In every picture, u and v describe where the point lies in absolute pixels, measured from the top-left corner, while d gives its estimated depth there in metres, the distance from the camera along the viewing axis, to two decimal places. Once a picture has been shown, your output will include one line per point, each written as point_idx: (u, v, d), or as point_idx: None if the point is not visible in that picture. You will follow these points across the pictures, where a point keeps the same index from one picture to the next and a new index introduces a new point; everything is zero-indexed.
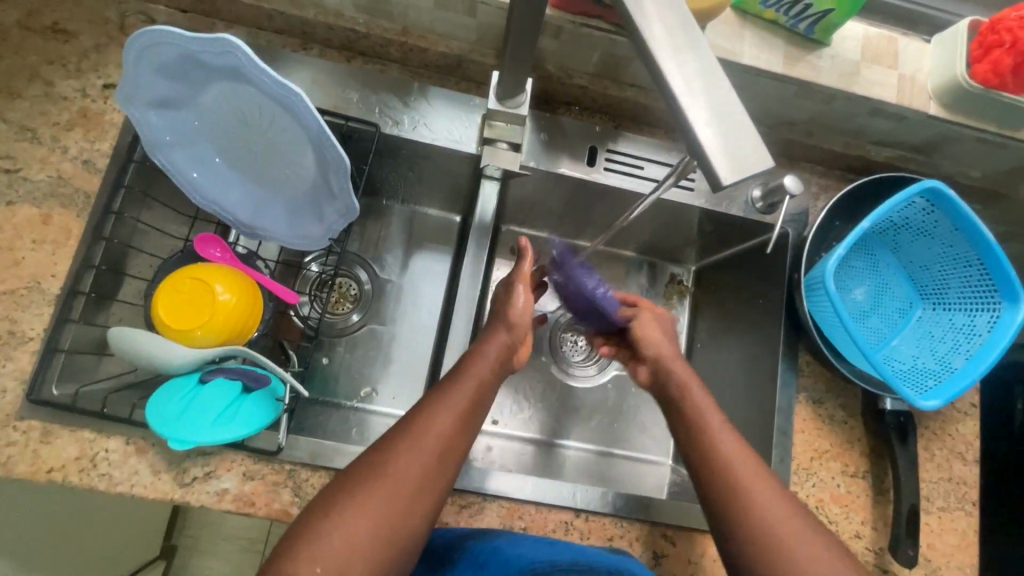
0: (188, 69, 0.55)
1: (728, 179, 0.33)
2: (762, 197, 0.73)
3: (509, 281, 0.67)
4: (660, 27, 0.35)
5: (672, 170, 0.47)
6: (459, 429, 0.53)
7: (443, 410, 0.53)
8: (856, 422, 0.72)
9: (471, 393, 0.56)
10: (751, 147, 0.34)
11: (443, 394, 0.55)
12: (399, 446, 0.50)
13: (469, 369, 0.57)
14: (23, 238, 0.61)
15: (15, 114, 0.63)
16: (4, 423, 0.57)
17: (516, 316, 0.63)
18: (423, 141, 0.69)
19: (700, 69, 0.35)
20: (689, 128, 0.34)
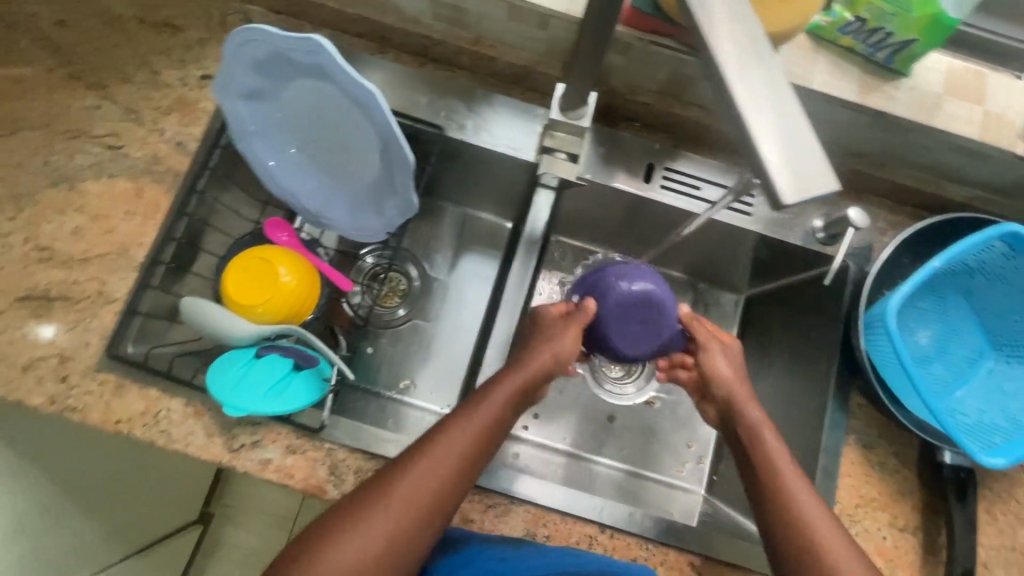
0: (279, 64, 0.60)
1: (790, 197, 0.33)
2: (824, 227, 0.71)
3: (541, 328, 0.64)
4: (731, 44, 0.35)
5: (732, 190, 0.51)
6: (479, 447, 0.53)
7: (467, 428, 0.53)
8: (908, 472, 0.67)
9: (494, 412, 0.55)
10: (812, 168, 0.34)
11: (467, 409, 0.55)
12: (419, 458, 0.51)
13: (500, 388, 0.57)
14: (118, 208, 0.67)
15: (125, 97, 0.70)
16: (86, 373, 0.63)
17: (564, 348, 0.61)
18: (483, 146, 0.71)
19: (770, 86, 0.35)
20: (756, 145, 0.34)
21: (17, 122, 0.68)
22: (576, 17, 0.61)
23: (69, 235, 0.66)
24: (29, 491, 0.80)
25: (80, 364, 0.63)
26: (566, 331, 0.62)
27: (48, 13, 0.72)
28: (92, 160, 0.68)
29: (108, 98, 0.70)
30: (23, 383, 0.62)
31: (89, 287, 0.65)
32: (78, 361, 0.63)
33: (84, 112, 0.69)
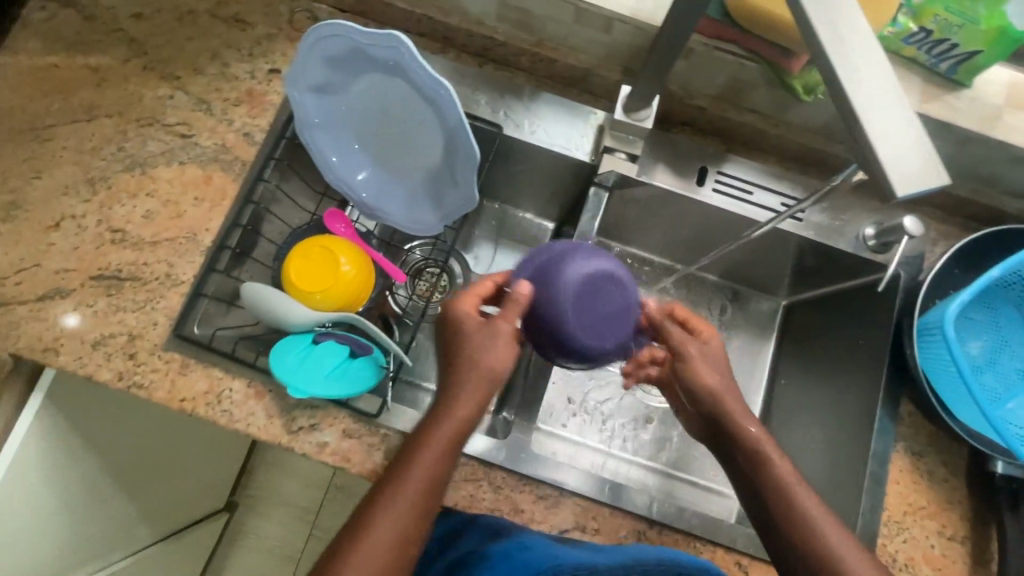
0: (352, 61, 0.63)
1: (902, 193, 0.32)
2: (876, 235, 0.72)
3: (461, 357, 0.53)
4: (845, 37, 0.33)
5: (819, 193, 0.58)
6: (440, 472, 0.50)
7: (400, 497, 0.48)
8: (957, 482, 0.68)
9: (453, 431, 0.51)
10: (922, 162, 0.32)
11: (402, 472, 0.49)
12: (381, 499, 0.48)
13: (437, 437, 0.50)
14: (187, 194, 0.70)
15: (196, 88, 0.73)
16: (152, 351, 0.65)
17: (491, 364, 0.52)
18: (540, 145, 0.73)
19: (885, 84, 0.32)
20: (867, 137, 0.32)
21: (94, 108, 0.71)
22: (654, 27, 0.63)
23: (140, 218, 0.68)
24: (81, 467, 0.82)
25: (148, 342, 0.65)
26: (499, 339, 0.53)
27: (125, 5, 0.74)
28: (164, 147, 0.71)
29: (180, 88, 0.73)
30: (93, 359, 0.64)
31: (158, 269, 0.67)
32: (145, 340, 0.65)
33: (157, 101, 0.72)
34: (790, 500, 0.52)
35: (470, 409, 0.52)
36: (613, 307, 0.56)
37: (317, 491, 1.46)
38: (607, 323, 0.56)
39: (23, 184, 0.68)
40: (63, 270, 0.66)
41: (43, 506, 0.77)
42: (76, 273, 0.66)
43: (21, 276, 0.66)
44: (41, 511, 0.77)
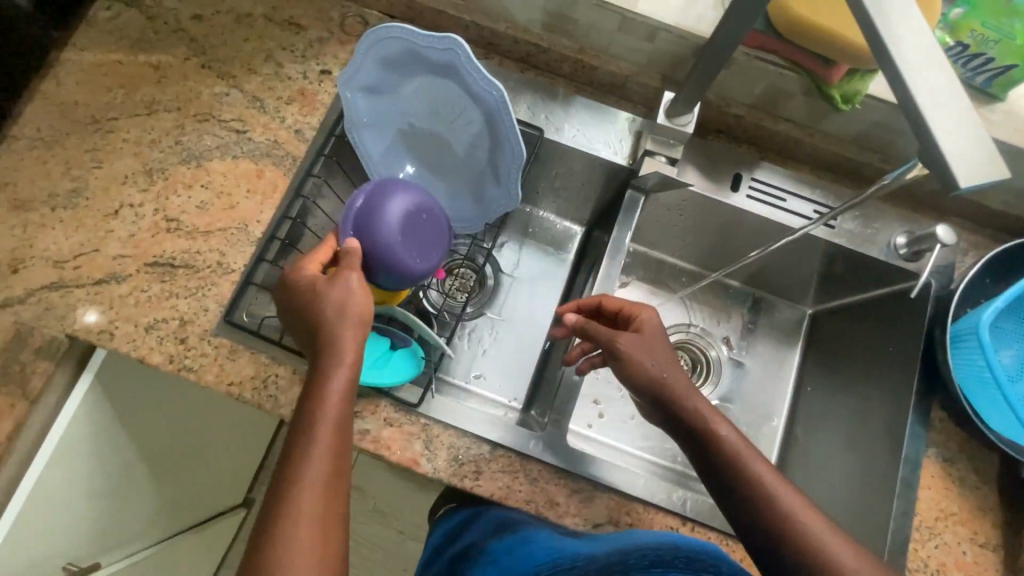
0: (406, 62, 0.66)
1: (965, 185, 0.34)
2: (907, 244, 0.74)
3: (316, 321, 0.55)
4: (910, 35, 0.35)
5: (834, 212, 0.60)
6: (339, 437, 0.52)
7: (307, 461, 0.50)
8: (989, 489, 0.68)
9: (338, 397, 0.52)
10: (983, 155, 0.34)
11: (300, 441, 0.51)
12: (290, 482, 0.49)
13: (319, 414, 0.51)
14: (240, 187, 0.72)
15: (250, 86, 0.76)
16: (202, 336, 0.67)
17: (352, 318, 0.55)
18: (580, 148, 0.75)
19: (945, 83, 0.35)
20: (932, 133, 0.34)
21: (154, 103, 0.74)
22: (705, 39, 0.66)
23: (194, 208, 0.71)
24: (119, 453, 0.85)
25: (198, 328, 0.67)
26: (350, 286, 0.57)
27: (187, 7, 0.78)
28: (219, 142, 0.74)
29: (236, 86, 0.76)
30: (146, 342, 0.66)
31: (210, 257, 0.70)
32: (196, 325, 0.67)
33: (214, 98, 0.75)
34: (789, 525, 0.53)
35: (353, 369, 0.54)
36: (427, 239, 0.65)
37: None
38: (428, 253, 0.65)
39: (85, 173, 0.71)
40: (120, 256, 0.69)
41: (82, 487, 0.79)
42: (133, 259, 0.69)
43: (81, 260, 0.68)
44: (80, 494, 0.80)
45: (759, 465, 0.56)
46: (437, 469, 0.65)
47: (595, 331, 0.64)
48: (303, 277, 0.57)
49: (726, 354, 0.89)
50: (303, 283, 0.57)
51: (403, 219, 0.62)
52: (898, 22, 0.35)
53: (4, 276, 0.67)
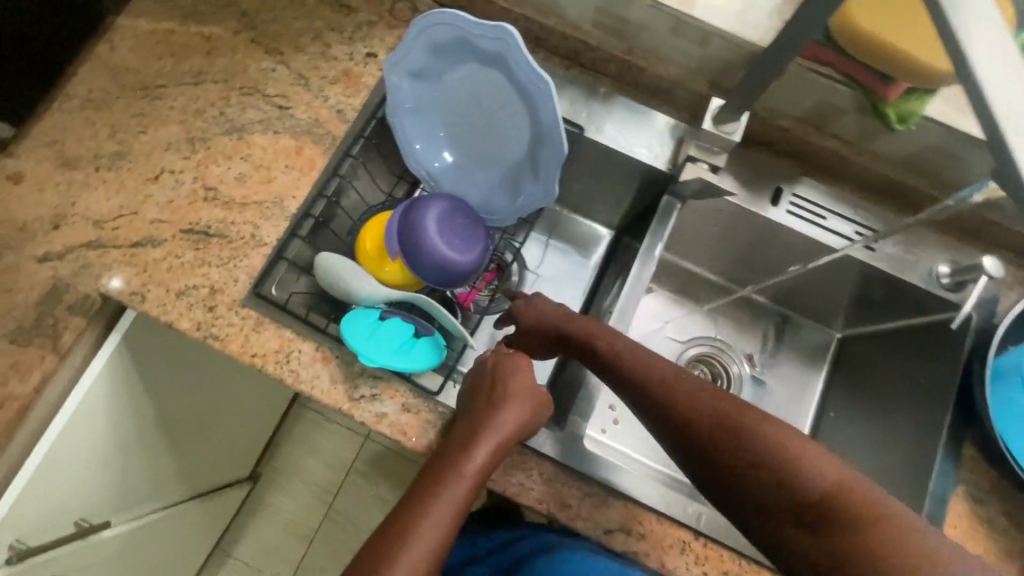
0: (454, 50, 0.66)
1: None
2: (950, 274, 0.71)
3: (494, 395, 0.60)
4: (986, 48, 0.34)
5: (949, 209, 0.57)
6: (478, 481, 0.55)
7: (433, 514, 0.51)
8: (1019, 533, 0.66)
9: (489, 447, 0.56)
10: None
11: (435, 488, 0.53)
12: (419, 506, 0.52)
13: (469, 453, 0.56)
14: (279, 161, 0.73)
15: (297, 64, 0.77)
16: (230, 306, 0.68)
17: (517, 384, 0.61)
18: (618, 149, 0.74)
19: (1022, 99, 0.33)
20: (1010, 151, 0.33)
21: (202, 74, 0.75)
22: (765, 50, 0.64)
23: (233, 179, 0.72)
24: (142, 414, 0.85)
25: (227, 297, 0.68)
26: (522, 365, 0.63)
27: None
28: (262, 116, 0.74)
29: (283, 63, 0.76)
30: (176, 307, 0.67)
31: (244, 230, 0.70)
32: (225, 295, 0.68)
33: (260, 73, 0.76)
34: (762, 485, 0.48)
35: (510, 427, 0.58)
36: (462, 231, 0.70)
37: (337, 473, 1.52)
38: (466, 242, 0.70)
39: (131, 137, 0.72)
40: (158, 220, 0.70)
41: (101, 445, 0.80)
42: (169, 225, 0.70)
43: (119, 222, 0.69)
44: (99, 450, 0.80)
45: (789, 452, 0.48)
46: None
47: (574, 331, 0.62)
48: (504, 357, 0.64)
49: (748, 371, 0.88)
50: (506, 368, 0.63)
51: (439, 221, 0.69)
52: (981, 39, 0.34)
53: (45, 231, 0.68)
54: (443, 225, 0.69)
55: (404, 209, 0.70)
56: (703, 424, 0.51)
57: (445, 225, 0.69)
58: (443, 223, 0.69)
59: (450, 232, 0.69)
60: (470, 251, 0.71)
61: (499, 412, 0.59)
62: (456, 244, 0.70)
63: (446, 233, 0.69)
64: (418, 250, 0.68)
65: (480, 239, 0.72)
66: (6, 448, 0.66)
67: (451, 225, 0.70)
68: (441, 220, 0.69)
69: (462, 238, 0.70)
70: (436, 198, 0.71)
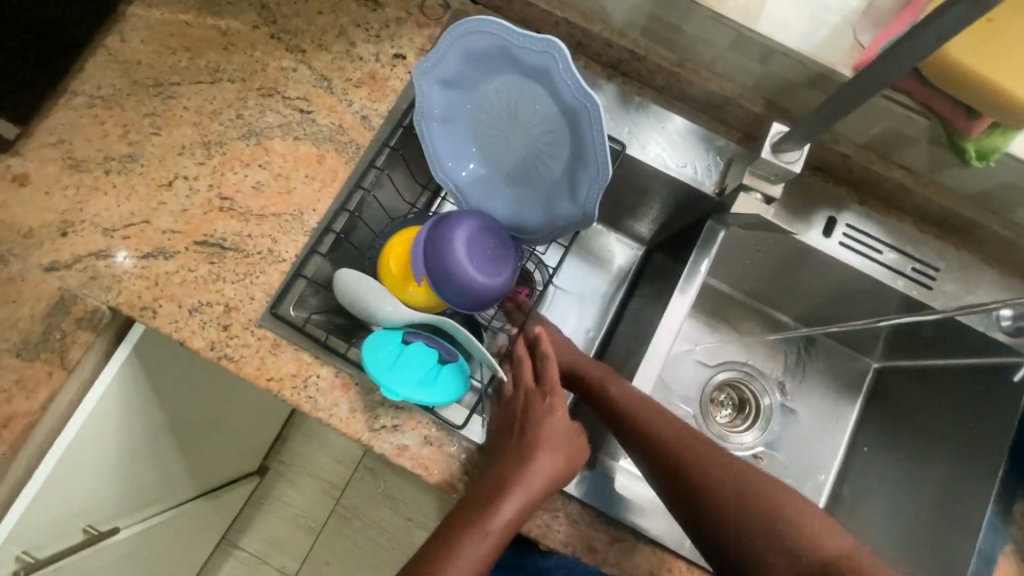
0: (491, 59, 0.61)
1: None
2: (1013, 318, 0.67)
3: (526, 442, 0.58)
4: None
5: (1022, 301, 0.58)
6: (504, 532, 0.52)
7: (459, 570, 0.49)
8: None
9: (520, 495, 0.54)
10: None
11: (461, 539, 0.51)
12: (445, 551, 0.50)
13: (496, 500, 0.53)
14: (299, 170, 0.68)
15: (320, 64, 0.71)
16: (246, 326, 0.64)
17: (552, 429, 0.59)
18: (660, 169, 0.69)
19: None
20: None
21: (218, 72, 0.70)
22: (835, 72, 0.59)
23: (250, 189, 0.68)
24: (152, 422, 0.83)
25: (242, 316, 0.64)
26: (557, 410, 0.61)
27: None
28: (281, 120, 0.70)
29: (304, 62, 0.71)
30: (189, 325, 0.64)
31: (261, 243, 0.66)
32: (241, 313, 0.64)
33: (280, 72, 0.71)
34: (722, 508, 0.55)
35: (542, 475, 0.56)
36: (488, 254, 0.66)
37: (345, 469, 1.51)
38: (493, 265, 0.66)
39: (142, 139, 0.68)
40: (170, 231, 0.66)
41: (111, 454, 0.78)
42: (182, 236, 0.66)
43: (130, 231, 0.65)
44: (108, 459, 0.78)
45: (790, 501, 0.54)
46: None
47: (585, 371, 0.67)
48: (536, 400, 0.62)
49: (779, 400, 0.84)
50: (537, 413, 0.61)
51: (465, 244, 0.65)
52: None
53: (52, 239, 0.65)
54: (468, 247, 0.65)
55: (432, 226, 0.66)
56: (685, 459, 0.58)
57: (470, 246, 0.65)
58: (469, 245, 0.65)
59: (476, 255, 0.65)
60: (497, 274, 0.66)
61: (532, 460, 0.56)
62: (482, 267, 0.65)
63: (472, 255, 0.65)
64: (442, 275, 0.64)
65: (509, 260, 0.68)
66: (13, 464, 0.64)
67: (477, 248, 0.65)
68: (466, 242, 0.65)
69: (488, 260, 0.66)
70: (463, 217, 0.66)
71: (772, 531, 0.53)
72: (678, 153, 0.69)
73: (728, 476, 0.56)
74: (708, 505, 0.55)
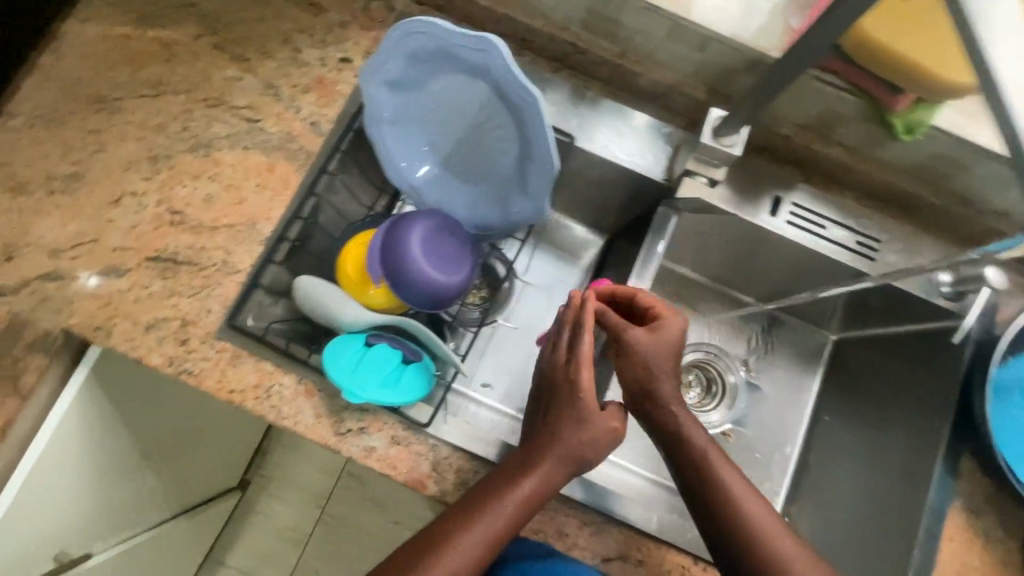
0: (434, 58, 0.61)
1: None
2: (951, 284, 0.69)
3: (553, 426, 0.56)
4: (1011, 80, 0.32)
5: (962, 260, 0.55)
6: (516, 512, 0.53)
7: (467, 544, 0.51)
8: (1014, 545, 0.66)
9: (539, 478, 0.54)
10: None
11: (472, 516, 0.52)
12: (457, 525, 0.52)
13: (514, 483, 0.54)
14: (249, 180, 0.68)
15: (265, 71, 0.71)
16: (204, 339, 0.64)
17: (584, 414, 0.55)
18: (609, 159, 0.70)
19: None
20: None
21: (161, 85, 0.69)
22: (767, 57, 0.61)
23: (200, 201, 0.67)
24: (119, 443, 0.82)
25: (200, 330, 0.64)
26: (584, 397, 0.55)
27: None
28: (229, 130, 0.69)
29: (249, 70, 0.71)
30: (145, 342, 0.63)
31: (215, 255, 0.66)
32: (198, 327, 0.64)
33: (226, 82, 0.70)
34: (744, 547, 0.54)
35: (568, 457, 0.55)
36: (445, 252, 0.66)
37: (329, 477, 1.50)
38: (450, 263, 0.66)
39: (86, 157, 0.67)
40: (121, 248, 0.65)
41: (78, 478, 0.77)
42: (134, 253, 0.65)
43: (79, 251, 0.64)
44: (74, 484, 0.77)
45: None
46: (444, 493, 0.62)
47: (656, 360, 0.58)
48: (564, 383, 0.57)
49: (744, 377, 0.86)
50: (569, 396, 0.56)
51: (420, 244, 0.65)
52: (1003, 71, 0.32)
53: None
54: (423, 247, 0.65)
55: (387, 229, 0.66)
56: (722, 495, 0.55)
57: (426, 246, 0.65)
58: (424, 245, 0.65)
59: (433, 254, 0.65)
60: (456, 271, 0.67)
61: (558, 443, 0.55)
62: (440, 266, 0.66)
63: (428, 255, 0.65)
64: (401, 277, 0.65)
65: (467, 255, 0.68)
66: None
67: (432, 247, 0.66)
68: (420, 242, 0.65)
69: (445, 258, 0.66)
70: (417, 217, 0.66)
71: None
72: (624, 143, 0.71)
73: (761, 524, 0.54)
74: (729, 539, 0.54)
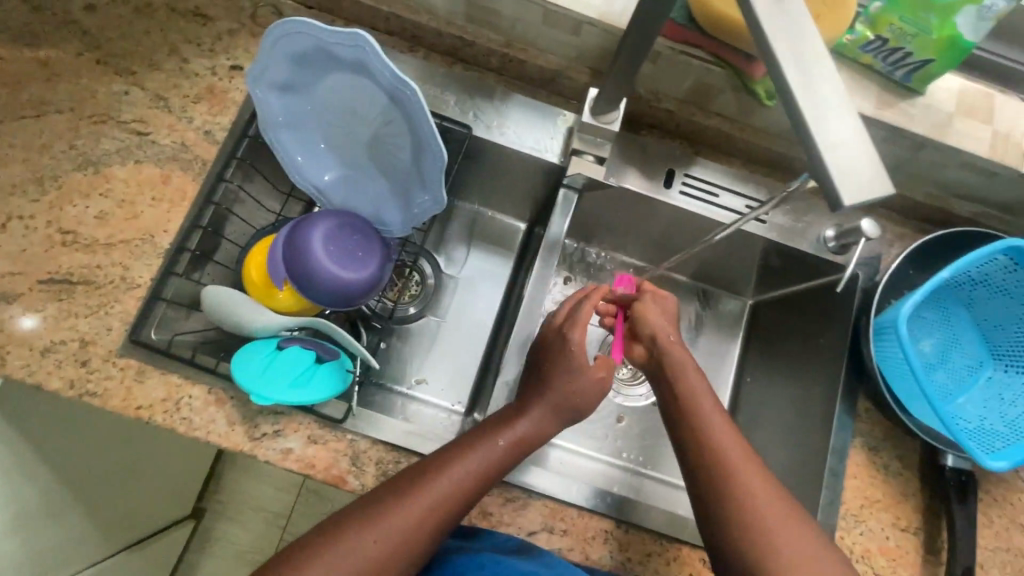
0: (317, 58, 0.62)
1: (847, 203, 0.35)
2: (836, 237, 0.74)
3: (543, 382, 0.63)
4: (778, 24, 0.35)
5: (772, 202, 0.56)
6: (505, 455, 0.59)
7: (455, 476, 0.55)
8: (911, 475, 0.71)
9: (531, 426, 0.61)
10: (871, 173, 0.35)
11: (462, 454, 0.57)
12: (452, 457, 0.57)
13: (506, 428, 0.60)
14: (144, 194, 0.67)
15: (153, 84, 0.70)
16: (106, 357, 0.62)
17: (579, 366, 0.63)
18: (507, 145, 0.72)
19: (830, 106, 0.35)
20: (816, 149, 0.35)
21: (44, 105, 0.68)
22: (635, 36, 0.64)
23: (93, 218, 0.66)
24: (39, 478, 0.79)
25: (101, 349, 0.62)
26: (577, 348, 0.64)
27: None
28: (119, 145, 0.68)
29: (136, 84, 0.70)
30: (42, 367, 0.61)
31: (113, 272, 0.65)
32: (99, 345, 0.63)
33: (112, 97, 0.69)
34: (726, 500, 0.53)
35: (555, 406, 0.62)
36: (350, 249, 0.67)
37: (287, 495, 1.47)
38: (354, 260, 0.67)
39: None
40: (9, 273, 0.63)
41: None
42: (23, 277, 0.63)
43: None
44: None
45: (773, 506, 0.52)
46: (365, 486, 0.63)
47: (658, 326, 0.65)
48: (556, 340, 0.65)
49: None
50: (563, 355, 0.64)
51: (323, 243, 0.66)
52: (778, 39, 0.35)
53: None
54: (325, 246, 0.65)
55: (288, 231, 0.66)
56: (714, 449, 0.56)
57: (329, 245, 0.66)
58: (326, 244, 0.66)
59: (338, 252, 0.66)
60: (363, 267, 0.67)
61: (550, 394, 0.62)
62: (344, 264, 0.66)
63: (331, 253, 0.65)
64: (305, 277, 0.65)
65: (373, 252, 0.69)
66: None
67: (334, 246, 0.66)
68: (322, 242, 0.66)
69: (349, 256, 0.67)
70: (319, 218, 0.67)
71: (759, 542, 0.51)
72: (520, 128, 0.72)
73: (748, 483, 0.53)
74: (716, 492, 0.54)
